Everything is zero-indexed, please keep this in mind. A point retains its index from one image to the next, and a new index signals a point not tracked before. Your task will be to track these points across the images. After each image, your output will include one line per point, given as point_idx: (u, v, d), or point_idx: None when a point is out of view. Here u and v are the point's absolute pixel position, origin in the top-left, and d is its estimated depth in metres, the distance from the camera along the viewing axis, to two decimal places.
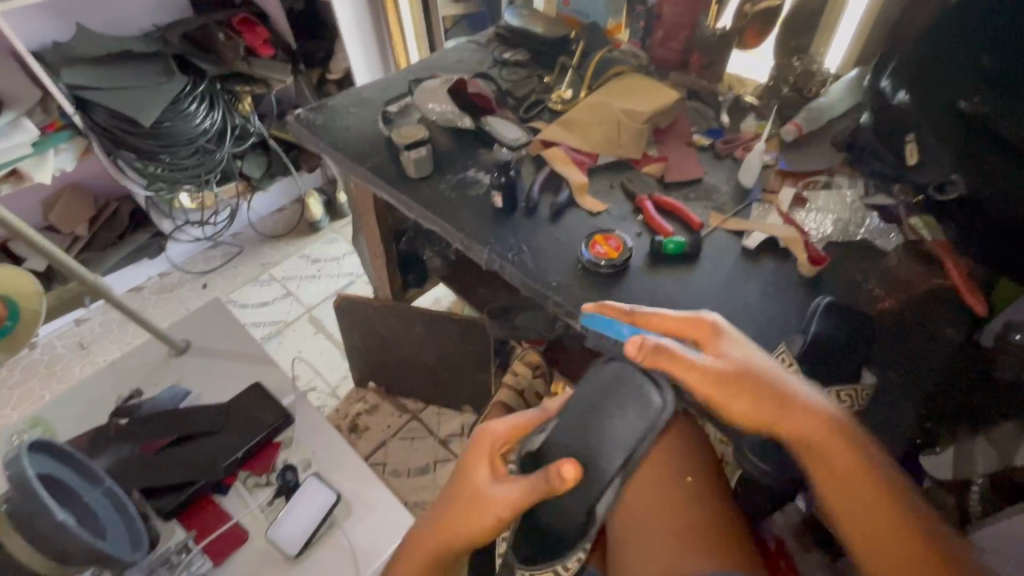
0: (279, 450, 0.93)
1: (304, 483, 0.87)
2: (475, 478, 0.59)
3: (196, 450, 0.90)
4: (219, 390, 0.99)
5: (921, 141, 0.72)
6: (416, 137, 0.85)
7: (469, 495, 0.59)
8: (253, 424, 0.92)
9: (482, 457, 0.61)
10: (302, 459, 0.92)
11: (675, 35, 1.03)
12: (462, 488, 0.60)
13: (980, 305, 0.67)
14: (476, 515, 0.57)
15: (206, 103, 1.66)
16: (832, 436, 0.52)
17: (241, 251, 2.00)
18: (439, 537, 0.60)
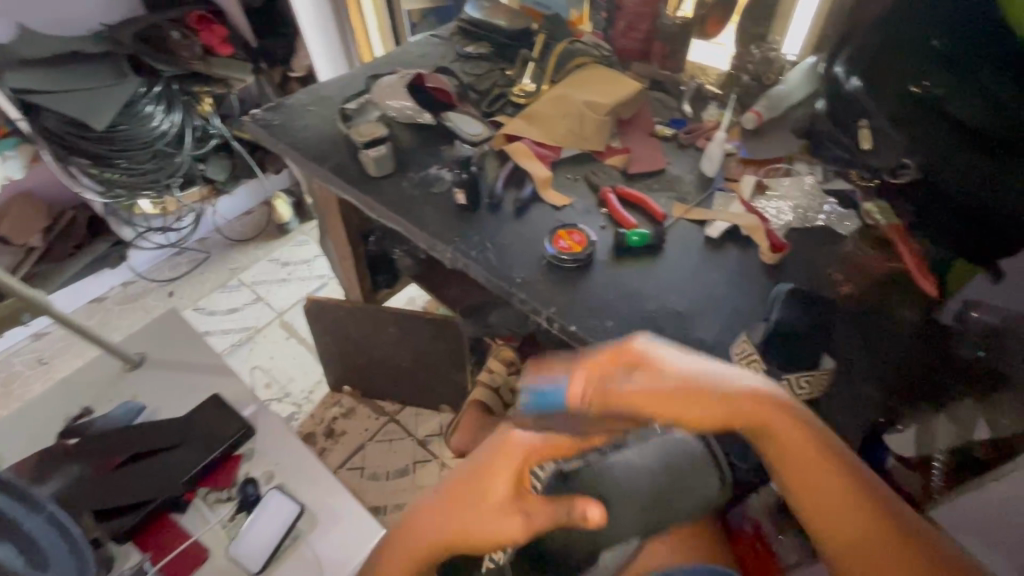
0: (241, 462, 0.91)
1: (266, 496, 0.85)
2: (495, 492, 0.51)
3: (156, 465, 0.88)
4: (178, 404, 0.96)
5: (874, 125, 0.74)
6: (376, 135, 0.84)
7: (490, 505, 0.52)
8: (213, 438, 0.90)
9: (507, 472, 0.51)
10: (264, 471, 0.90)
11: (636, 25, 1.02)
12: (480, 496, 0.52)
13: (932, 287, 0.67)
14: (493, 531, 0.51)
15: (163, 105, 1.60)
16: (770, 410, 0.52)
17: (208, 256, 1.95)
18: (447, 532, 0.54)
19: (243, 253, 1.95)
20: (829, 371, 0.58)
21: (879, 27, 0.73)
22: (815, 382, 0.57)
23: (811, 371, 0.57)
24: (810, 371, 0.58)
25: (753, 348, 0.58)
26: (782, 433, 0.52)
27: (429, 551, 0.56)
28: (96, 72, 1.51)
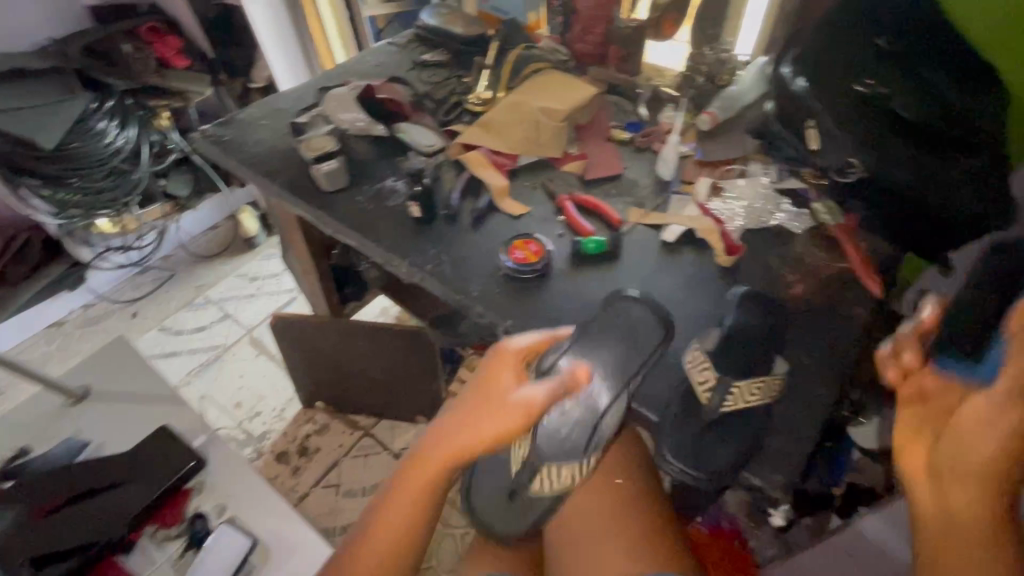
0: (191, 495, 0.89)
1: (215, 532, 0.83)
2: (501, 378, 0.55)
3: (102, 504, 0.84)
4: (123, 437, 0.93)
5: (821, 125, 0.73)
6: (327, 149, 0.82)
7: (493, 395, 0.54)
8: (165, 467, 0.87)
9: (509, 363, 0.56)
10: (215, 505, 0.88)
11: (592, 28, 1.02)
12: (485, 388, 0.55)
13: (875, 286, 0.67)
14: (501, 418, 0.53)
15: (116, 120, 1.55)
16: (982, 506, 0.46)
17: (173, 274, 1.89)
18: (455, 442, 0.55)
19: (210, 270, 1.89)
20: (781, 375, 0.57)
21: (822, 30, 0.75)
22: (766, 387, 0.56)
23: (761, 376, 0.56)
24: (760, 377, 0.57)
25: (705, 355, 0.57)
26: (969, 527, 0.47)
27: (440, 471, 0.56)
28: (43, 88, 1.45)
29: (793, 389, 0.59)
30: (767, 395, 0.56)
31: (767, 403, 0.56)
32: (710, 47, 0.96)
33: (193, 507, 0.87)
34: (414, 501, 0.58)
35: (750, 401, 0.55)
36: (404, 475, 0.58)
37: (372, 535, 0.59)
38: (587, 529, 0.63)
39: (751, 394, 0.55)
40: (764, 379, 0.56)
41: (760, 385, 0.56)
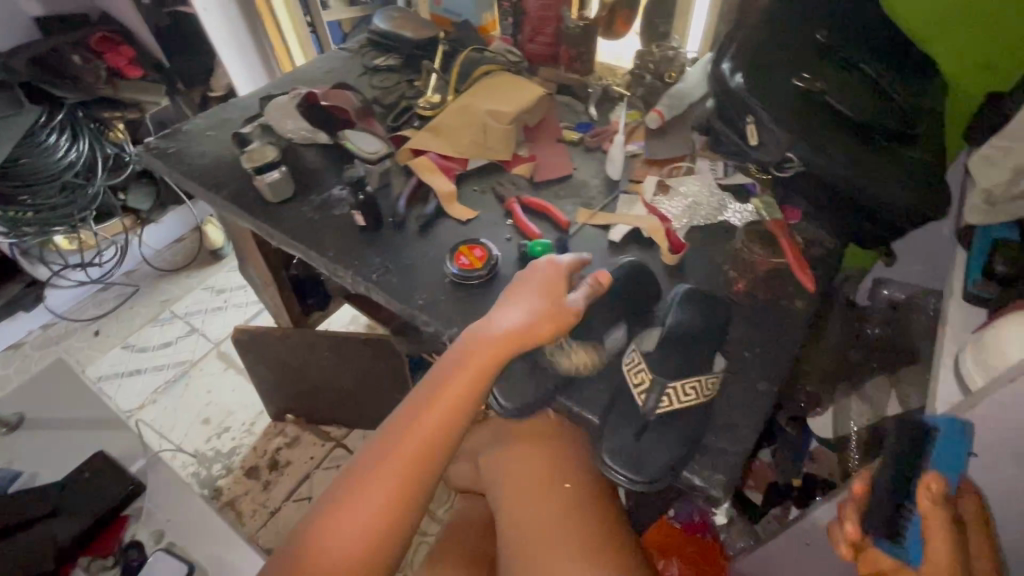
0: (129, 522, 0.85)
1: (151, 558, 0.78)
2: (548, 284, 0.59)
3: (29, 537, 0.76)
4: (60, 465, 0.90)
5: (759, 120, 0.70)
6: (267, 159, 0.80)
7: (546, 299, 0.58)
8: (103, 494, 0.84)
9: (552, 274, 0.60)
10: (152, 532, 0.83)
11: (542, 28, 1.01)
12: (533, 293, 0.59)
13: (809, 281, 0.66)
14: (554, 315, 0.57)
15: (67, 134, 1.50)
16: None
17: (137, 289, 1.82)
18: (502, 340, 0.56)
19: (175, 284, 1.84)
20: (719, 373, 0.57)
21: (760, 27, 0.75)
22: (700, 386, 0.55)
23: (697, 376, 0.56)
24: (696, 377, 0.56)
25: (642, 357, 0.57)
26: None
27: (482, 372, 0.56)
28: None
29: (732, 384, 0.60)
30: (705, 394, 0.56)
31: (702, 404, 0.56)
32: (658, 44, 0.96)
33: (131, 535, 0.84)
34: (436, 425, 0.55)
35: (689, 403, 0.55)
36: (434, 392, 0.56)
37: (369, 478, 0.53)
38: (538, 533, 0.62)
39: (685, 394, 0.55)
40: (706, 379, 0.56)
41: (695, 385, 0.55)
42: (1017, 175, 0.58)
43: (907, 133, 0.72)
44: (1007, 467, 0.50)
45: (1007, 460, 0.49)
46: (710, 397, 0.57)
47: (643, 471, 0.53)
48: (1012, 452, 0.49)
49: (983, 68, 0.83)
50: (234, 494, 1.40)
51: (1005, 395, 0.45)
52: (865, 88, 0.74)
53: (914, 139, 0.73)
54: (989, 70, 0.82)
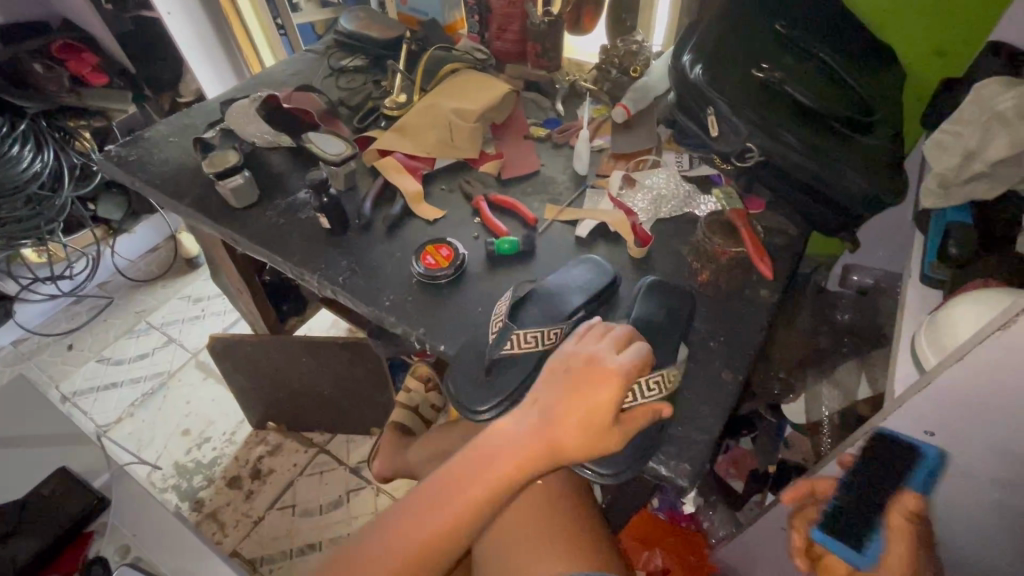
0: (92, 541, 0.70)
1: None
2: (604, 396, 0.47)
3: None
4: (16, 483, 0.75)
5: (718, 112, 0.70)
6: (228, 164, 0.78)
7: (596, 421, 0.47)
8: (56, 512, 0.69)
9: (609, 382, 0.48)
10: (119, 546, 0.69)
11: (508, 26, 1.01)
12: (580, 399, 0.48)
13: (768, 269, 0.68)
14: (590, 445, 0.47)
15: (30, 144, 1.45)
16: None
17: (111, 301, 1.78)
18: (525, 450, 0.49)
19: (151, 294, 1.80)
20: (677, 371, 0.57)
21: (721, 20, 0.77)
22: (665, 382, 0.54)
23: (662, 372, 0.55)
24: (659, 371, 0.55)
25: None
26: None
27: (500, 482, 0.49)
28: None
29: (695, 373, 0.61)
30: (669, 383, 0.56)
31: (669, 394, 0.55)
32: (623, 38, 0.96)
33: (95, 553, 0.69)
34: (446, 527, 0.49)
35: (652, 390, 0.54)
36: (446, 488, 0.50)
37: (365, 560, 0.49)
38: (519, 533, 0.62)
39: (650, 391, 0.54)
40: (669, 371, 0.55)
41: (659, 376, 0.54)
42: (967, 158, 0.60)
43: (865, 120, 0.74)
44: (960, 445, 0.51)
45: (959, 439, 0.50)
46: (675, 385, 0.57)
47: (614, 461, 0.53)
48: (962, 429, 0.50)
49: (940, 56, 0.84)
50: (216, 505, 1.38)
51: (952, 375, 0.46)
52: (820, 77, 0.76)
53: (872, 126, 0.75)
54: (944, 59, 0.84)
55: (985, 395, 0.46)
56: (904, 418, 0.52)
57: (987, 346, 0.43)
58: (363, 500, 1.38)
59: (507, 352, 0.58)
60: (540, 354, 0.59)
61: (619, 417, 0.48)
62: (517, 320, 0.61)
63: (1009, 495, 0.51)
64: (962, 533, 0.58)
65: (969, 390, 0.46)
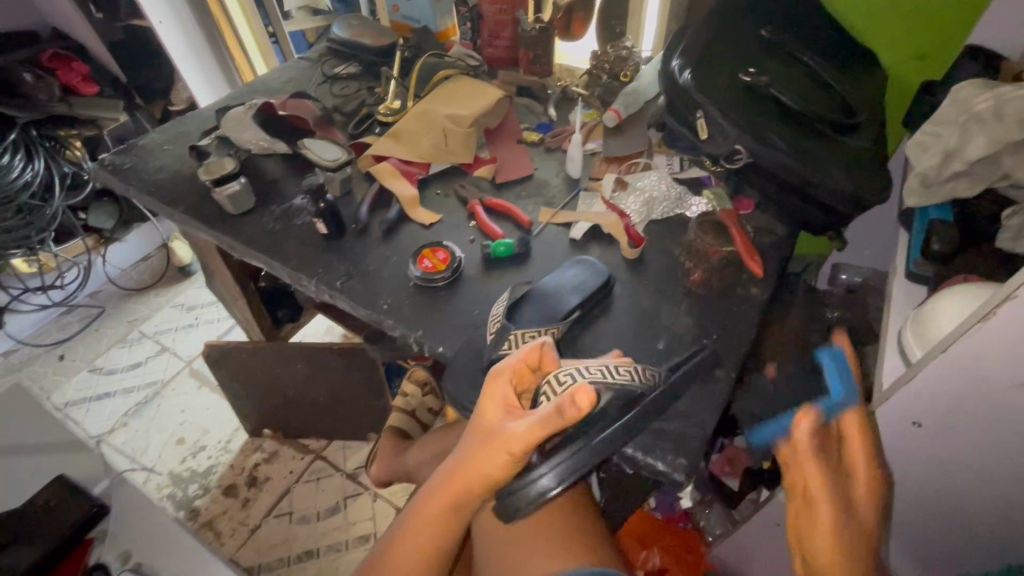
0: (93, 547, 0.69)
1: None
2: (490, 411, 0.51)
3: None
4: (16, 490, 0.75)
5: (707, 115, 0.72)
6: (224, 172, 0.79)
7: (488, 435, 0.50)
8: (56, 519, 0.68)
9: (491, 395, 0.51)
10: (119, 553, 0.68)
11: (499, 33, 1.02)
12: (477, 421, 0.52)
13: (758, 267, 0.69)
14: (493, 460, 0.48)
15: (21, 153, 1.43)
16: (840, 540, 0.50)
17: (103, 310, 1.77)
18: (454, 473, 0.53)
19: (143, 303, 1.79)
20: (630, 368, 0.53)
21: (707, 26, 0.79)
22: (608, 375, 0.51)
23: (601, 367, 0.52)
24: (631, 364, 0.54)
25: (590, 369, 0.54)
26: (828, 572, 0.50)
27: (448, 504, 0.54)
28: None
29: None
30: (641, 382, 0.53)
31: (650, 389, 0.53)
32: (613, 44, 0.98)
33: (96, 559, 0.68)
34: (427, 544, 0.56)
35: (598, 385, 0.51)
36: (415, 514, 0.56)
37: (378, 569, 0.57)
38: (521, 532, 0.63)
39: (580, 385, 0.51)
40: (614, 363, 0.53)
41: (600, 367, 0.52)
42: (946, 158, 0.61)
43: (850, 122, 0.76)
44: (949, 435, 0.52)
45: (948, 430, 0.52)
46: (633, 381, 0.52)
47: (560, 463, 0.48)
48: (949, 421, 0.51)
49: (920, 59, 0.87)
50: (212, 514, 1.37)
51: (940, 365, 0.48)
52: (804, 81, 0.79)
53: (856, 128, 0.77)
54: (925, 62, 0.87)
55: (968, 386, 0.48)
56: (891, 410, 0.54)
57: (967, 337, 0.45)
58: (360, 506, 1.37)
59: (505, 353, 0.58)
60: None
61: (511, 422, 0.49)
62: (515, 319, 0.62)
63: (999, 483, 0.52)
64: (952, 522, 0.59)
65: (955, 380, 0.48)
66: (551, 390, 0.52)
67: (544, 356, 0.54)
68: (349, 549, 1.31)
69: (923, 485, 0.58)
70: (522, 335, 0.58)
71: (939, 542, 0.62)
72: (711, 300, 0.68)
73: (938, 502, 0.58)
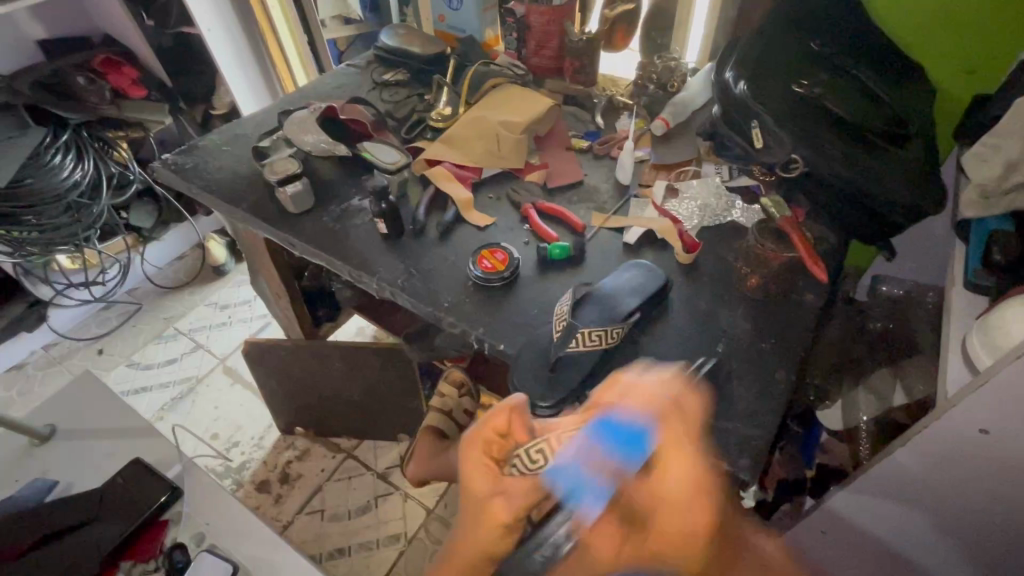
0: (168, 527, 0.78)
1: (197, 559, 0.72)
2: (473, 484, 0.50)
3: (69, 545, 0.74)
4: (95, 473, 0.83)
5: (763, 125, 0.74)
6: (289, 172, 0.82)
7: (476, 507, 0.49)
8: (136, 502, 0.77)
9: (469, 463, 0.51)
10: (194, 534, 0.77)
11: (546, 43, 1.04)
12: (465, 496, 0.51)
13: (823, 273, 0.71)
14: (486, 531, 0.48)
15: (73, 153, 1.43)
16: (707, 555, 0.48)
17: (140, 307, 1.79)
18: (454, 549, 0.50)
19: (178, 301, 1.81)
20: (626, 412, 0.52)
21: (759, 39, 0.81)
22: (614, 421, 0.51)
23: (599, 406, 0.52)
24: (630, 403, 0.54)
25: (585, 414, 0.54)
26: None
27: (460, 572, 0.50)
28: None
29: (745, 372, 0.63)
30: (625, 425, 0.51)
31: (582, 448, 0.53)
32: (658, 55, 1.00)
33: (172, 539, 0.77)
34: None
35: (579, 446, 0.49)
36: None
37: None
38: None
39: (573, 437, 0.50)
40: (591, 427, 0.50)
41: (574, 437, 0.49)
42: (1008, 169, 0.63)
43: (897, 134, 0.78)
44: (1013, 442, 0.53)
45: (1013, 437, 0.53)
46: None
47: None
48: (1017, 428, 0.52)
49: (966, 74, 0.88)
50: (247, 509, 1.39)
51: (1012, 372, 0.48)
52: (855, 93, 0.80)
53: (906, 139, 0.78)
54: (974, 75, 0.87)
55: None
56: (956, 419, 0.54)
57: None
58: (391, 505, 1.39)
59: (572, 350, 0.61)
60: (600, 352, 0.62)
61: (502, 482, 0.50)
62: (578, 318, 0.64)
63: None
64: (1014, 529, 0.59)
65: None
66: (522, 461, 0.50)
67: (514, 422, 0.53)
68: (380, 548, 1.32)
69: (976, 488, 0.59)
70: (589, 332, 0.60)
71: (993, 548, 0.63)
72: (766, 306, 0.69)
73: (990, 507, 0.59)
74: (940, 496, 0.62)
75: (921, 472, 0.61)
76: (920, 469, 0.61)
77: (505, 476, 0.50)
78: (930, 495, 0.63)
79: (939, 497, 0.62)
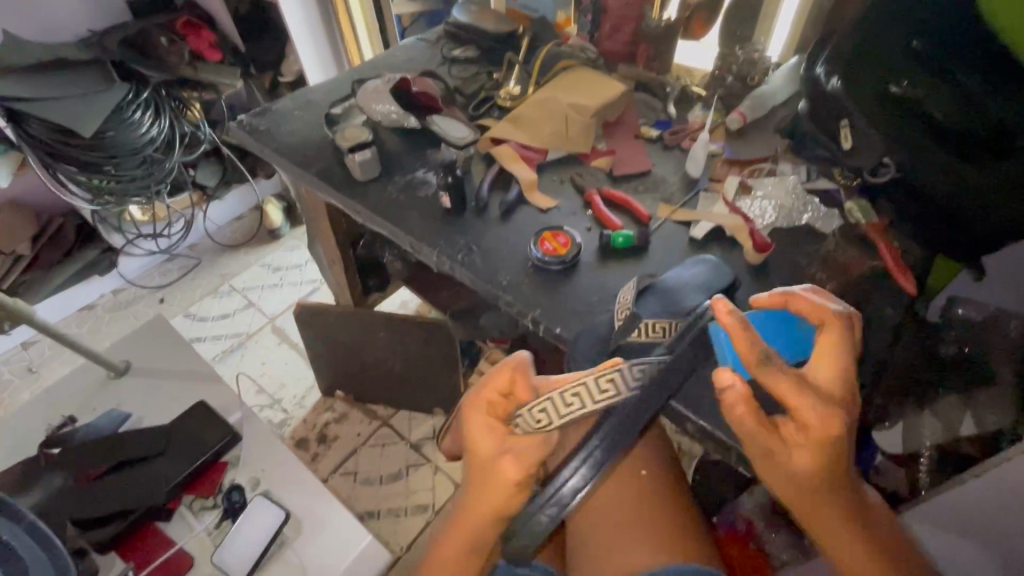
0: (226, 469, 0.83)
1: (252, 502, 0.77)
2: (481, 447, 0.51)
3: (138, 475, 0.80)
4: (162, 412, 0.88)
5: (853, 125, 0.73)
6: (359, 140, 0.84)
7: (484, 471, 0.51)
8: (198, 444, 0.82)
9: (470, 422, 0.52)
10: (250, 477, 0.82)
11: (621, 27, 1.01)
12: (469, 460, 0.52)
13: (910, 285, 0.66)
14: (499, 489, 0.50)
15: (151, 110, 1.49)
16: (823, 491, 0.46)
17: (200, 262, 1.87)
18: (470, 522, 0.52)
19: (235, 259, 1.88)
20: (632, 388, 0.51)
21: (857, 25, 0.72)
22: (618, 382, 0.51)
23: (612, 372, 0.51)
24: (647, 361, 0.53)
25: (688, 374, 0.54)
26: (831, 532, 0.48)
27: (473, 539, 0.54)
28: (79, 79, 1.39)
29: None
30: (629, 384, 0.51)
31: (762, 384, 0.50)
32: (739, 46, 0.95)
33: (229, 480, 0.82)
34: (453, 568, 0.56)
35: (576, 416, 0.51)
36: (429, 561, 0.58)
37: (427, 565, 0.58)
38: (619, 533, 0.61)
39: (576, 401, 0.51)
40: (593, 379, 0.51)
41: (579, 391, 0.51)
42: None
43: None
44: None
45: None
46: (616, 395, 0.51)
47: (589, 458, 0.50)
48: None
49: None
50: None
51: None
52: None
53: None
54: None
55: None
56: None
57: None
58: (421, 475, 1.42)
59: (633, 340, 0.60)
60: None
61: (510, 440, 0.51)
62: (639, 307, 0.63)
63: None
64: None
65: None
66: (528, 418, 0.51)
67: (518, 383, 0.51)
68: (408, 516, 1.36)
69: None
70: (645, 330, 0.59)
71: None
72: None
73: None
74: (1012, 538, 0.58)
75: (993, 505, 0.58)
76: (992, 502, 0.58)
77: (513, 434, 0.51)
78: (1000, 530, 0.60)
79: (1011, 533, 0.59)
